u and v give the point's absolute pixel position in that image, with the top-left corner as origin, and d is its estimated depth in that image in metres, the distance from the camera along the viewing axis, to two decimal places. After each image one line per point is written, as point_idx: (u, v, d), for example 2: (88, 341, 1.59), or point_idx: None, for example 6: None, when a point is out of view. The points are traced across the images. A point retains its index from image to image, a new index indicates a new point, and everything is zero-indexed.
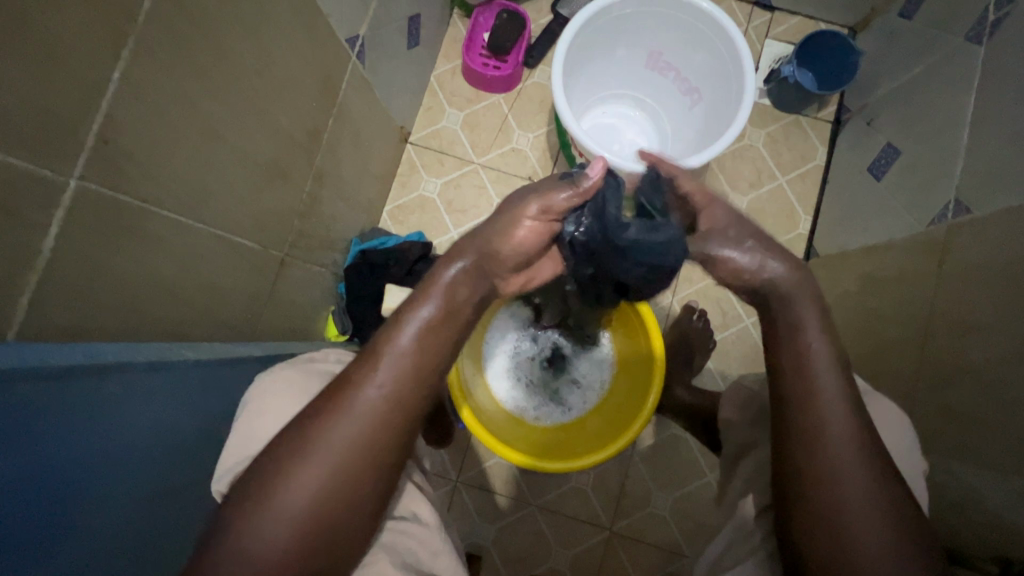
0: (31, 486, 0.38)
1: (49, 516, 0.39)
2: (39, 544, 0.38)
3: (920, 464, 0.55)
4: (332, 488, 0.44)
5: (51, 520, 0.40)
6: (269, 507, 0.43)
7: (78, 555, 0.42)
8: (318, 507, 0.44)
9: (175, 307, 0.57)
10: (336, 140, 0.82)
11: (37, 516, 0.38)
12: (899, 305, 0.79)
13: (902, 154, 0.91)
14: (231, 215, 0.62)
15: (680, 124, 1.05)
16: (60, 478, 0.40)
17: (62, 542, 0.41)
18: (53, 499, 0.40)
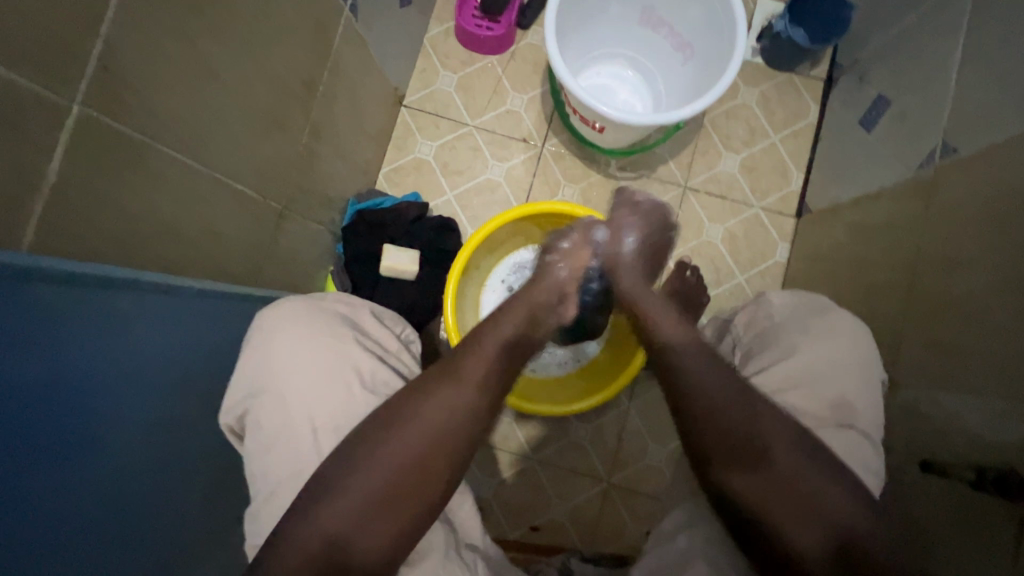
0: (41, 389, 0.40)
1: (55, 422, 0.41)
2: (45, 440, 0.41)
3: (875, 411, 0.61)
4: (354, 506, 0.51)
5: (58, 421, 0.42)
6: (365, 463, 0.52)
7: (85, 458, 0.44)
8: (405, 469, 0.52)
9: (182, 248, 0.58)
10: (332, 95, 0.82)
11: (44, 413, 0.41)
12: (887, 249, 0.80)
13: (892, 104, 0.92)
14: (231, 160, 0.63)
15: (673, 82, 1.05)
16: (68, 382, 0.43)
17: (70, 440, 0.43)
18: (61, 402, 0.42)
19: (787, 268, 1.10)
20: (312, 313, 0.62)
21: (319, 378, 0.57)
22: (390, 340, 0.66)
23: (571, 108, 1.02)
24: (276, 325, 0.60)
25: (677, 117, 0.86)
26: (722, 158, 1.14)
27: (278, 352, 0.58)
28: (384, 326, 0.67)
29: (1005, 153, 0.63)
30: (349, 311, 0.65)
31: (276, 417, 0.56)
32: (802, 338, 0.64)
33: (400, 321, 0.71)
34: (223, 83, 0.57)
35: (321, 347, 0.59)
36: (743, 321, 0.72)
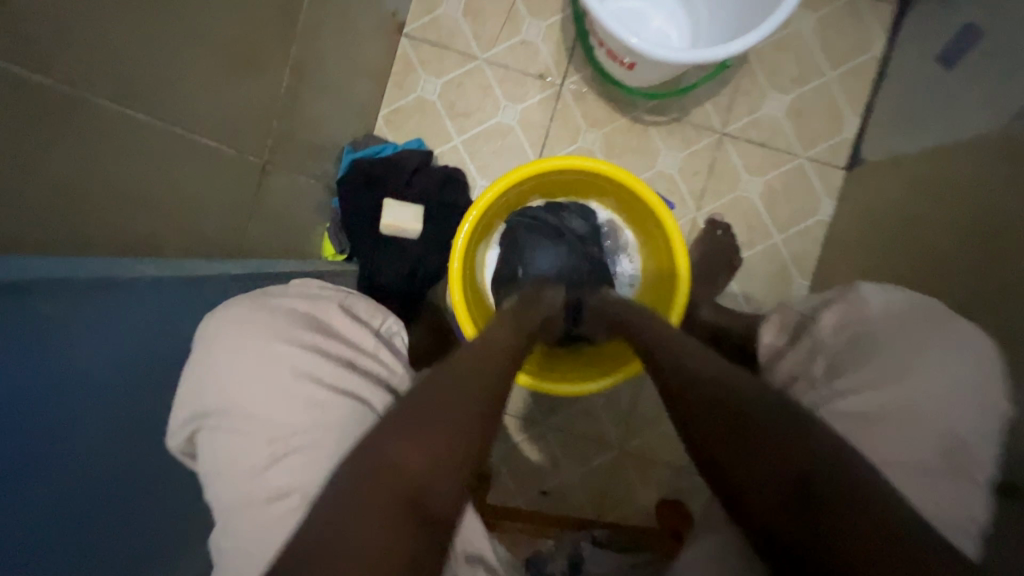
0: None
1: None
2: None
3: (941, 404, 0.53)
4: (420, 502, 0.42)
5: None
6: (385, 469, 0.42)
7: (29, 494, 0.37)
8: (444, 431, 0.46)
9: (133, 217, 0.50)
10: (314, 26, 0.70)
11: None
12: (958, 216, 0.70)
13: (982, 36, 0.76)
14: (186, 108, 0.53)
15: (717, 6, 0.89)
16: None
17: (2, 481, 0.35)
18: None
19: (830, 228, 0.99)
20: (265, 309, 0.53)
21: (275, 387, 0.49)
22: (361, 338, 0.58)
23: (596, 39, 0.88)
24: (222, 325, 0.51)
25: (723, 53, 0.73)
26: (766, 99, 0.99)
27: (226, 356, 0.49)
28: (352, 321, 0.58)
29: None
30: (309, 308, 0.56)
31: (238, 441, 0.47)
32: (922, 355, 0.48)
33: (379, 314, 0.62)
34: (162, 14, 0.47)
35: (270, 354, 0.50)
36: (830, 318, 0.57)
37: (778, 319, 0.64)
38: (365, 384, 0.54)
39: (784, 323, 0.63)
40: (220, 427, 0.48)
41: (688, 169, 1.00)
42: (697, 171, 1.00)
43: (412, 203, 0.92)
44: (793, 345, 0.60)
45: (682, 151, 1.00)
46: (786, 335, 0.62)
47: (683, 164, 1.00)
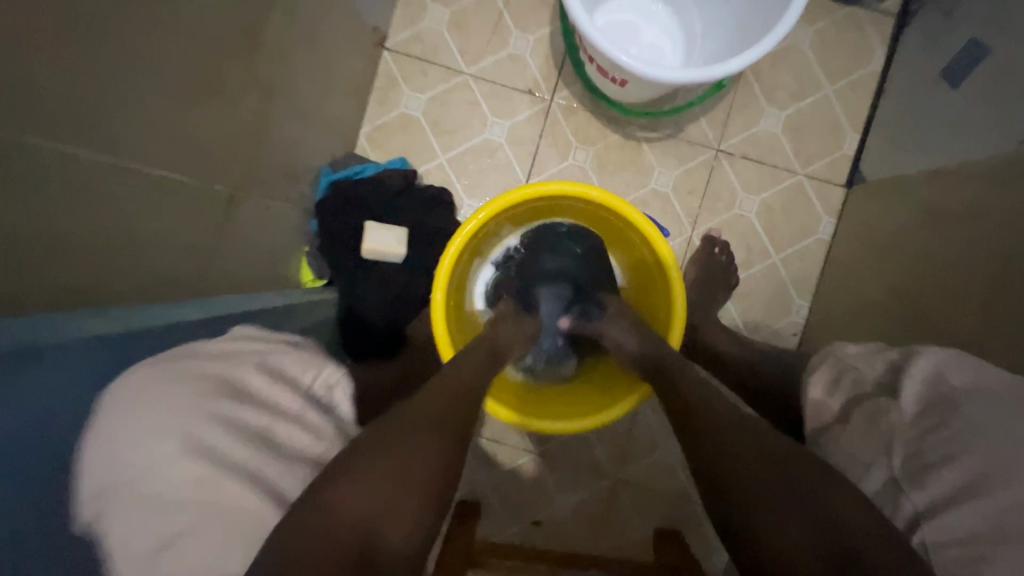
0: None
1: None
2: None
3: None
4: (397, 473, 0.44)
5: None
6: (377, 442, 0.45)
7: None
8: (380, 487, 0.43)
9: (81, 264, 0.44)
10: (286, 44, 0.66)
11: None
12: (968, 244, 0.66)
13: (988, 52, 0.73)
14: (133, 137, 0.47)
15: (713, 20, 0.86)
16: None
17: None
18: None
19: (830, 247, 0.96)
20: (175, 378, 0.43)
21: (206, 483, 0.40)
22: (287, 399, 0.49)
23: (586, 55, 0.84)
24: (130, 398, 0.41)
25: (723, 70, 0.69)
26: (764, 114, 0.96)
27: (129, 440, 0.39)
28: (280, 381, 0.50)
29: None
30: (225, 365, 0.48)
31: (135, 527, 0.37)
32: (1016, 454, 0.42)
33: (312, 368, 0.54)
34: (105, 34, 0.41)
35: (185, 442, 0.41)
36: (908, 392, 0.47)
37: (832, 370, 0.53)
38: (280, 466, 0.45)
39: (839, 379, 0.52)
40: (118, 519, 0.37)
41: (683, 186, 0.97)
42: (692, 189, 0.97)
43: (394, 225, 0.87)
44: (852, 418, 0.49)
45: (677, 168, 0.97)
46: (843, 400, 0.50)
47: (678, 181, 0.97)
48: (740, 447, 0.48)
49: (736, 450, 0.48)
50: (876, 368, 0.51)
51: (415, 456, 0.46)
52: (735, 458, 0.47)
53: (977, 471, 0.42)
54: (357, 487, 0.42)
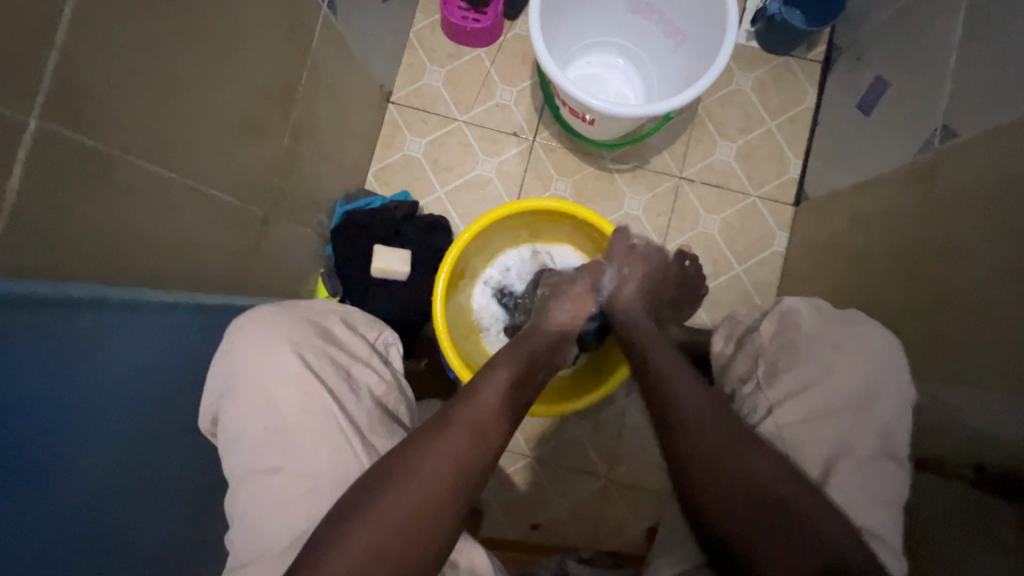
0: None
1: (23, 447, 0.40)
2: (33, 472, 0.41)
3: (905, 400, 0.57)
4: (386, 535, 0.48)
5: (48, 453, 0.42)
6: (374, 501, 0.50)
7: (70, 491, 0.44)
8: (387, 539, 0.48)
9: (155, 260, 0.57)
10: (312, 95, 0.80)
11: (25, 451, 0.40)
12: (885, 238, 0.78)
13: (890, 86, 0.88)
14: (201, 163, 0.61)
15: (665, 69, 1.02)
16: (46, 414, 0.42)
17: (55, 475, 0.43)
18: (47, 433, 0.42)
19: (786, 257, 1.08)
20: (279, 323, 0.59)
21: (302, 391, 0.55)
22: (359, 350, 0.63)
23: (560, 101, 1.00)
24: (241, 336, 0.57)
25: (669, 106, 0.84)
26: (717, 146, 1.11)
27: (249, 359, 0.56)
28: (353, 334, 0.64)
29: (1014, 132, 0.60)
30: (317, 317, 0.63)
31: (253, 424, 0.54)
32: (832, 355, 0.59)
33: (374, 328, 0.68)
34: (188, 85, 0.55)
35: (286, 362, 0.56)
36: (768, 327, 0.64)
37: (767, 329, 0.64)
38: (353, 392, 0.58)
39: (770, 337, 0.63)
40: (239, 410, 0.54)
41: (652, 210, 1.10)
42: (660, 211, 1.10)
43: (400, 247, 0.99)
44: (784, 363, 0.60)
45: (645, 194, 1.11)
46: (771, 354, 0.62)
47: (648, 205, 1.10)
48: (704, 411, 0.57)
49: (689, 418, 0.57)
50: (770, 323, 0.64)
51: (420, 507, 0.50)
52: (693, 438, 0.56)
53: (809, 372, 0.58)
54: (365, 546, 0.47)
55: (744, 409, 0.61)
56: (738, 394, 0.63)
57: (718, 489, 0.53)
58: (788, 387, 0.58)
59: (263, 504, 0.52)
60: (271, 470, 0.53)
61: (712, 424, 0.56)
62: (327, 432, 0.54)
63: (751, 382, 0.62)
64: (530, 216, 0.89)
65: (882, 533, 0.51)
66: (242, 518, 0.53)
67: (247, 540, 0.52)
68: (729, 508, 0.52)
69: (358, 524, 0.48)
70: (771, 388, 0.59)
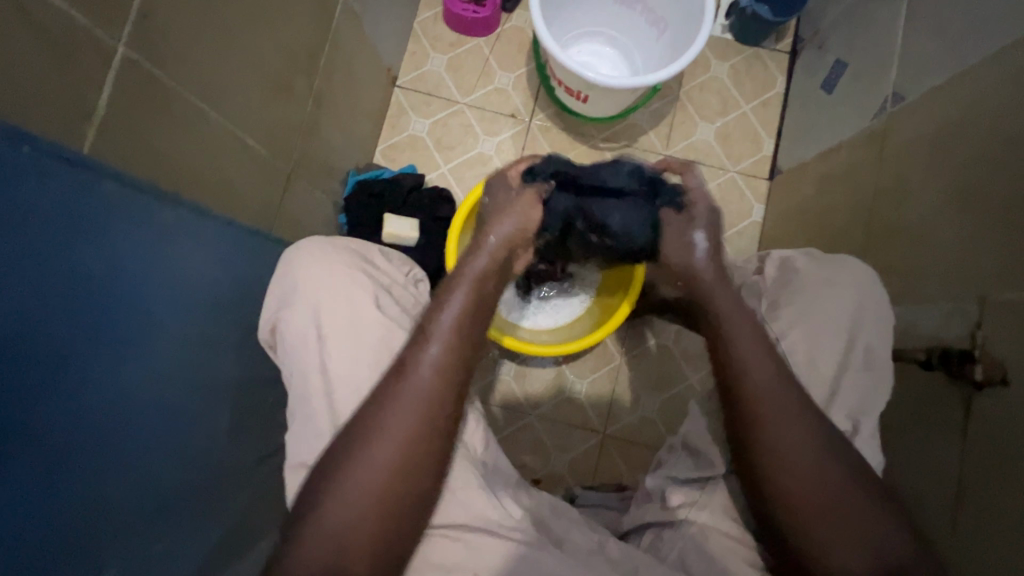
0: (79, 290, 0.46)
1: (92, 315, 0.47)
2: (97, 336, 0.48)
3: (884, 322, 0.66)
4: (376, 488, 0.54)
5: (111, 322, 0.49)
6: (359, 456, 0.54)
7: (132, 363, 0.52)
8: (366, 496, 0.53)
9: (207, 192, 0.63)
10: (331, 67, 0.88)
11: (90, 314, 0.47)
12: (848, 194, 0.88)
13: (848, 66, 1.00)
14: (242, 115, 0.67)
15: (649, 55, 1.12)
16: (109, 292, 0.49)
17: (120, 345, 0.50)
18: (111, 305, 0.49)
19: (763, 227, 1.18)
20: (314, 262, 0.65)
21: (347, 303, 0.63)
22: (393, 277, 0.71)
23: (555, 81, 1.09)
24: (286, 268, 0.66)
25: (654, 79, 0.93)
26: (698, 127, 1.22)
27: (300, 283, 0.64)
28: (389, 265, 0.72)
29: (951, 89, 0.70)
30: (360, 248, 0.70)
31: (297, 334, 0.63)
32: (824, 287, 0.69)
33: (408, 263, 0.75)
34: (237, 39, 0.62)
35: (332, 281, 0.64)
36: (770, 273, 0.75)
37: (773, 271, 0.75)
38: (396, 308, 0.67)
39: (778, 278, 0.73)
40: (292, 323, 0.63)
41: None
42: None
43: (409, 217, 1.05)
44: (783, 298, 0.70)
45: None
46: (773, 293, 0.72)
47: None
48: (800, 441, 0.56)
49: (770, 429, 0.57)
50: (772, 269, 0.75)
51: (401, 453, 0.55)
52: (777, 443, 0.56)
53: (802, 304, 0.68)
54: (350, 502, 0.53)
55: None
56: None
57: (797, 502, 0.55)
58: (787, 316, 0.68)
59: (319, 399, 0.61)
60: (324, 372, 0.62)
61: (818, 456, 0.55)
62: (373, 340, 0.63)
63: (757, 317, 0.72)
64: None
65: None
66: (299, 410, 0.62)
67: (304, 430, 0.61)
68: (793, 487, 0.55)
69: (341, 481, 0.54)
70: (773, 316, 0.69)
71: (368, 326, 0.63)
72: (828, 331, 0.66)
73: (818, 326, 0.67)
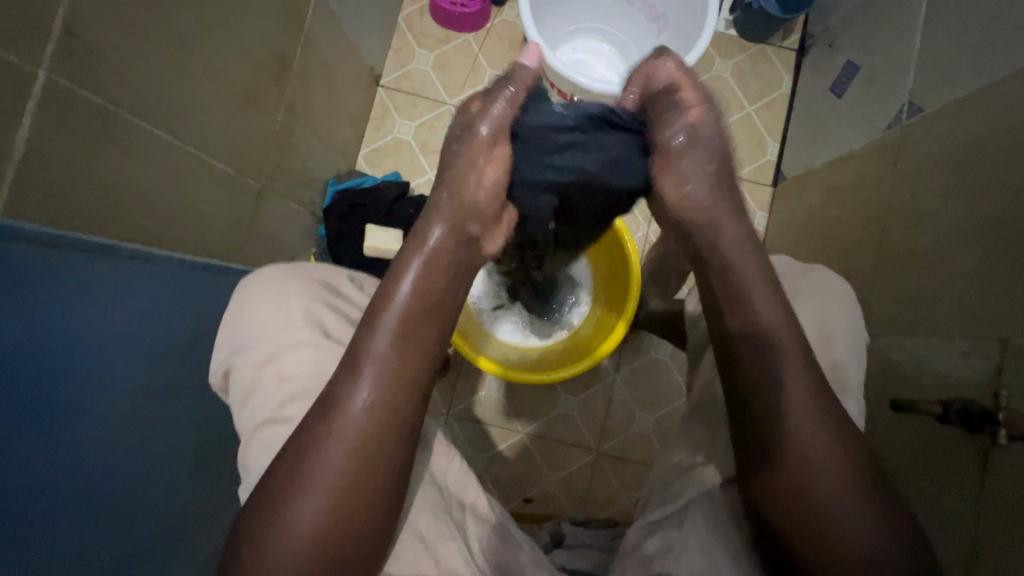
0: (12, 354, 0.41)
1: (31, 380, 0.43)
2: (36, 404, 0.43)
3: (862, 337, 0.61)
4: (334, 508, 0.46)
5: (54, 386, 0.45)
6: (308, 477, 0.46)
7: (80, 427, 0.47)
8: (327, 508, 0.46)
9: (159, 224, 0.58)
10: (306, 72, 0.81)
11: (28, 380, 0.42)
12: (858, 209, 0.83)
13: (860, 69, 0.93)
14: (203, 132, 0.62)
15: (648, 54, 1.06)
16: (48, 349, 0.44)
17: (64, 410, 0.46)
18: (54, 366, 0.45)
19: (765, 236, 1.12)
20: (283, 279, 0.61)
21: (305, 342, 0.57)
22: (364, 306, 0.67)
23: (548, 83, 1.02)
24: (250, 289, 0.60)
25: None
26: None
27: (258, 313, 0.58)
28: (359, 293, 0.68)
29: (972, 105, 0.65)
30: (326, 276, 0.66)
31: (252, 373, 0.56)
32: (792, 297, 0.62)
33: (377, 289, 0.72)
34: (190, 52, 0.56)
35: (290, 318, 0.58)
36: (733, 282, 0.70)
37: (737, 281, 0.70)
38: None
39: None
40: (248, 363, 0.57)
41: None
42: None
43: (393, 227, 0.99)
44: None
45: None
46: None
47: None
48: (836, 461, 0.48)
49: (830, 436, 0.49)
50: (734, 279, 0.71)
51: (351, 465, 0.47)
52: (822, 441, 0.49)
53: (778, 305, 0.63)
54: (315, 518, 0.45)
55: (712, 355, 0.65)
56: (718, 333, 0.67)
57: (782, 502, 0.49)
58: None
59: (273, 455, 0.53)
60: (284, 420, 0.54)
61: (828, 463, 0.48)
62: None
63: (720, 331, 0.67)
64: None
65: None
66: (248, 479, 0.54)
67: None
68: (808, 501, 0.48)
69: (302, 487, 0.46)
70: None
71: (340, 363, 0.57)
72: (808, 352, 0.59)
73: (803, 341, 0.59)
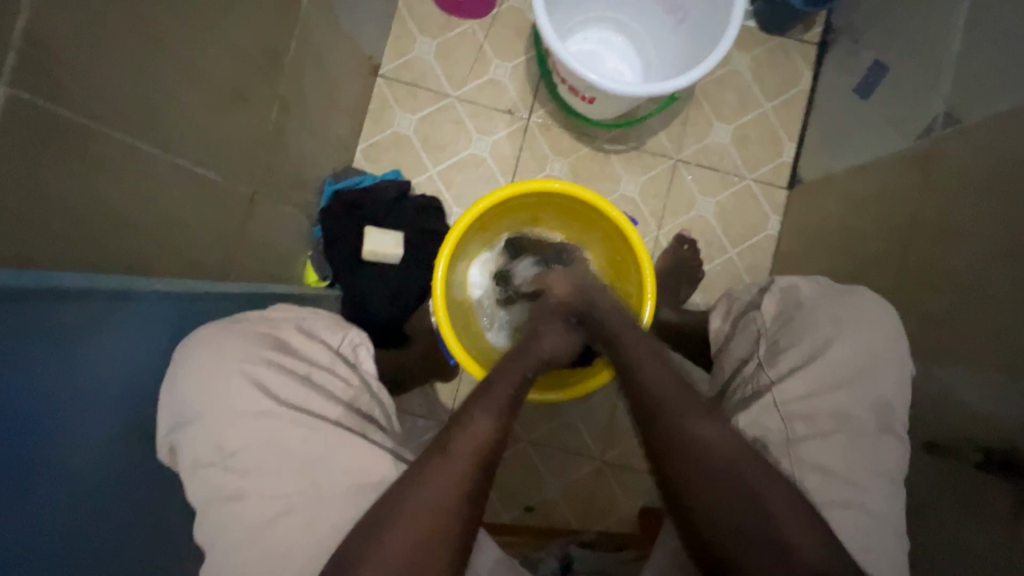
0: None
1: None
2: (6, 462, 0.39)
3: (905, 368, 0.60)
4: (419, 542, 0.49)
5: (26, 441, 0.40)
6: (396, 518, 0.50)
7: (59, 481, 0.43)
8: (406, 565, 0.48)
9: (137, 245, 0.53)
10: (300, 64, 0.75)
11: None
12: (883, 222, 0.79)
13: (890, 70, 0.88)
14: (189, 140, 0.56)
15: (664, 48, 1.00)
16: (18, 401, 0.39)
17: (40, 465, 0.41)
18: (24, 419, 0.40)
19: (778, 241, 1.09)
20: (228, 336, 0.57)
21: (249, 414, 0.53)
22: (320, 354, 0.61)
23: (558, 78, 0.96)
24: (192, 351, 0.55)
25: (670, 87, 0.81)
26: (714, 127, 1.10)
27: (191, 386, 0.53)
28: (309, 338, 0.62)
29: (1015, 121, 0.60)
30: (271, 327, 0.60)
31: (199, 450, 0.52)
32: (830, 330, 0.60)
33: (338, 329, 0.65)
34: (170, 54, 0.50)
35: (230, 384, 0.54)
36: (769, 306, 0.67)
37: (775, 304, 0.67)
38: (321, 399, 0.57)
39: (781, 314, 0.66)
40: (191, 441, 0.52)
41: (648, 192, 1.09)
42: (656, 193, 1.09)
43: (395, 230, 0.94)
44: (790, 344, 0.62)
45: (641, 176, 1.09)
46: (770, 334, 0.65)
47: (644, 187, 1.09)
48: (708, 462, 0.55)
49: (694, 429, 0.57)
50: (767, 300, 0.67)
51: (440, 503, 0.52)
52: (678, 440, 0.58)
53: (808, 347, 0.60)
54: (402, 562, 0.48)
55: (745, 385, 0.63)
56: (740, 374, 0.65)
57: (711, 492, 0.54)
58: (789, 366, 0.60)
59: (243, 526, 0.51)
60: (235, 495, 0.51)
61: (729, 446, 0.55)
62: (290, 447, 0.53)
63: (753, 360, 0.64)
64: (519, 200, 0.87)
65: (871, 487, 0.54)
66: (226, 545, 0.51)
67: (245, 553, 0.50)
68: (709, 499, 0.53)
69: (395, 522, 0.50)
70: (773, 365, 0.61)
71: (292, 432, 0.54)
72: (852, 398, 0.57)
73: (844, 384, 0.58)
